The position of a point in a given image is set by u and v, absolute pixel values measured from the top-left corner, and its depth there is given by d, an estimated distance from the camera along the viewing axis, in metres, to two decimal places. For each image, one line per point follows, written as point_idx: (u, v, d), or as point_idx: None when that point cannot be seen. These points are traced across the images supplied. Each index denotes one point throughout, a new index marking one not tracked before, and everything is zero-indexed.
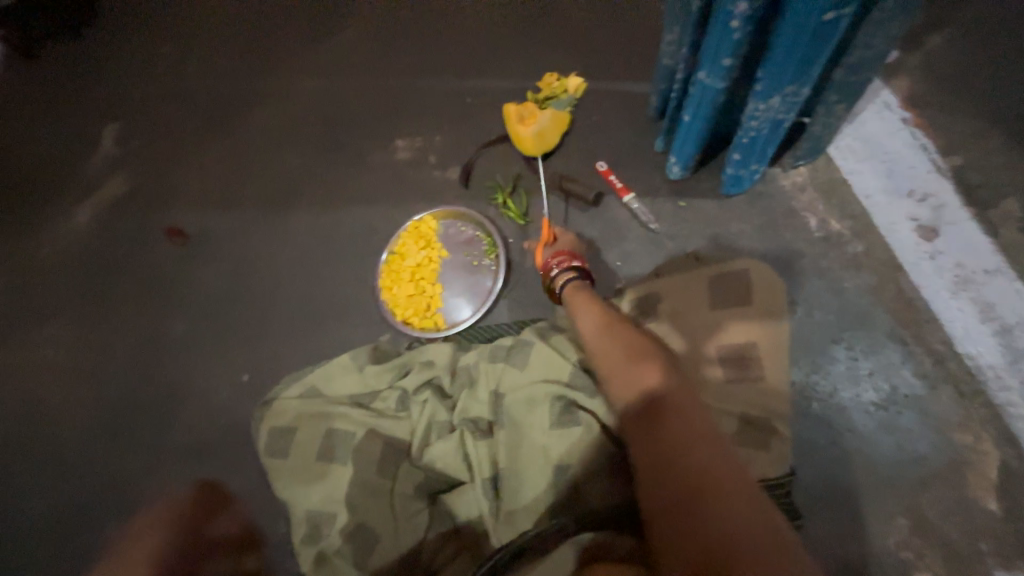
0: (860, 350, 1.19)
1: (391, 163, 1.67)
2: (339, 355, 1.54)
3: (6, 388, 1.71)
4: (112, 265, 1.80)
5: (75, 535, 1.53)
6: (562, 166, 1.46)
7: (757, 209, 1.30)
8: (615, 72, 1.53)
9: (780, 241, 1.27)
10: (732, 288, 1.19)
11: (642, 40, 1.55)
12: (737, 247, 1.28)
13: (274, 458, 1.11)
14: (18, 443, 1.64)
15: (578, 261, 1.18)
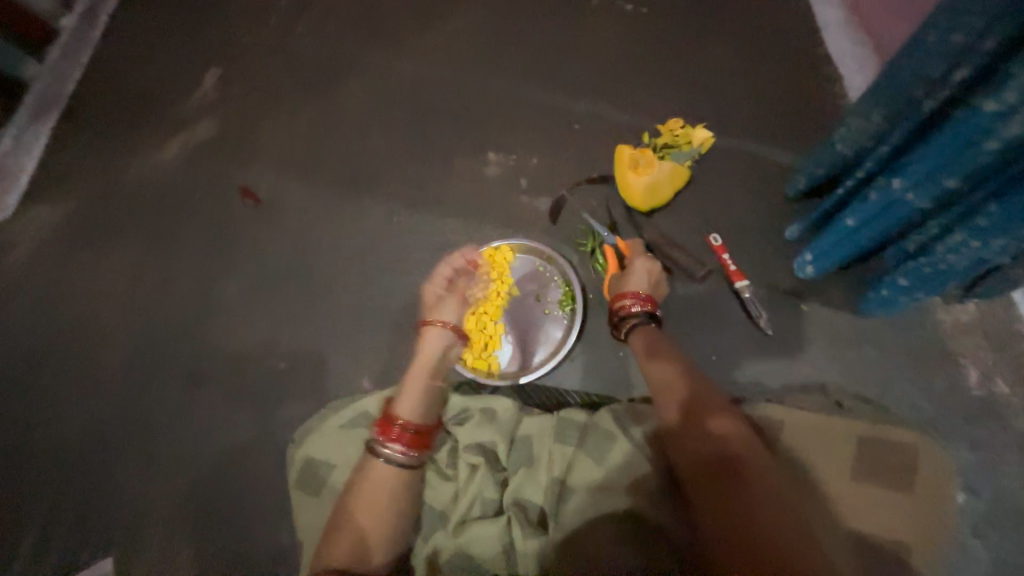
0: (1006, 552, 0.95)
1: (478, 175, 1.55)
2: (377, 369, 1.44)
3: (53, 313, 1.72)
4: (179, 216, 1.79)
5: (84, 476, 1.51)
6: (669, 226, 1.28)
7: (904, 337, 1.06)
8: (748, 134, 1.34)
9: (927, 387, 1.03)
10: (883, 459, 0.93)
11: (788, 104, 1.35)
12: (867, 379, 1.05)
13: (305, 490, 1.05)
14: (57, 366, 1.65)
15: (643, 303, 1.07)
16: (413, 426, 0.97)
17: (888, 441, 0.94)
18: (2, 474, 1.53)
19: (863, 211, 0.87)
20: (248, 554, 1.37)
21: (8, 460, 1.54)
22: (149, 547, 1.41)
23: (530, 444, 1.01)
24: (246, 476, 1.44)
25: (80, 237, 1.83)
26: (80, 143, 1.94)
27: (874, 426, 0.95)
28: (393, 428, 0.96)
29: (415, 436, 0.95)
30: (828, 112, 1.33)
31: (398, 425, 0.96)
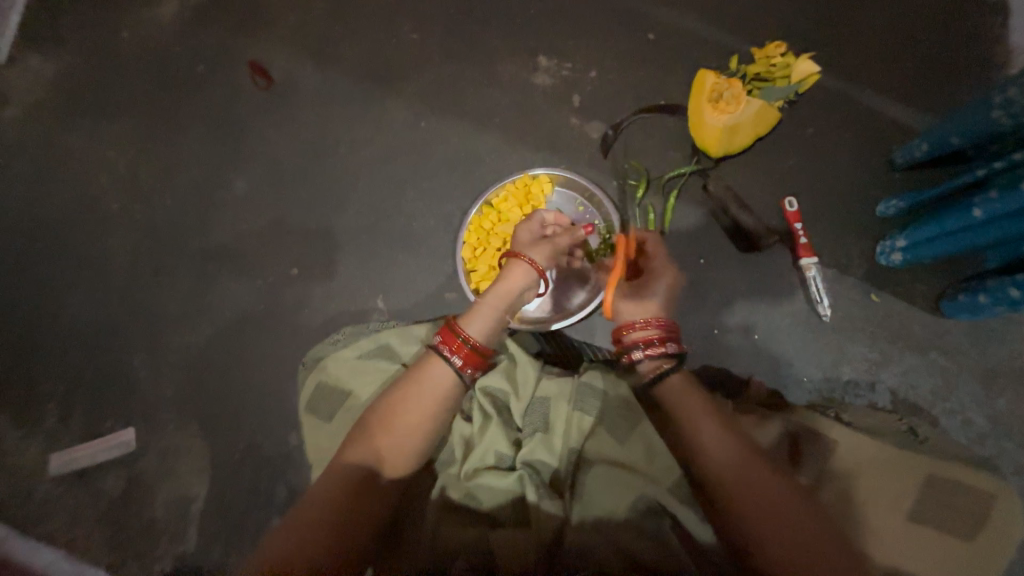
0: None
1: (524, 84, 1.32)
2: (389, 290, 1.36)
3: (65, 180, 1.66)
4: (187, 91, 1.63)
5: (102, 350, 1.54)
6: (739, 179, 1.10)
7: (980, 347, 0.94)
8: (861, 76, 1.09)
9: (988, 404, 0.92)
10: (953, 506, 0.72)
11: (920, 43, 1.08)
12: (922, 384, 0.95)
13: (317, 417, 0.96)
14: (70, 237, 1.63)
15: (663, 345, 0.81)
16: (475, 342, 0.87)
17: (964, 485, 0.72)
18: (23, 334, 1.59)
19: (1009, 203, 0.70)
20: (251, 450, 1.39)
21: (30, 322, 1.59)
22: (160, 425, 1.47)
23: (546, 407, 0.88)
24: (249, 377, 1.43)
25: (85, 102, 1.69)
26: None
27: (945, 464, 0.73)
28: (456, 339, 0.87)
29: (473, 353, 0.86)
30: (971, 58, 1.07)
31: (461, 337, 0.87)
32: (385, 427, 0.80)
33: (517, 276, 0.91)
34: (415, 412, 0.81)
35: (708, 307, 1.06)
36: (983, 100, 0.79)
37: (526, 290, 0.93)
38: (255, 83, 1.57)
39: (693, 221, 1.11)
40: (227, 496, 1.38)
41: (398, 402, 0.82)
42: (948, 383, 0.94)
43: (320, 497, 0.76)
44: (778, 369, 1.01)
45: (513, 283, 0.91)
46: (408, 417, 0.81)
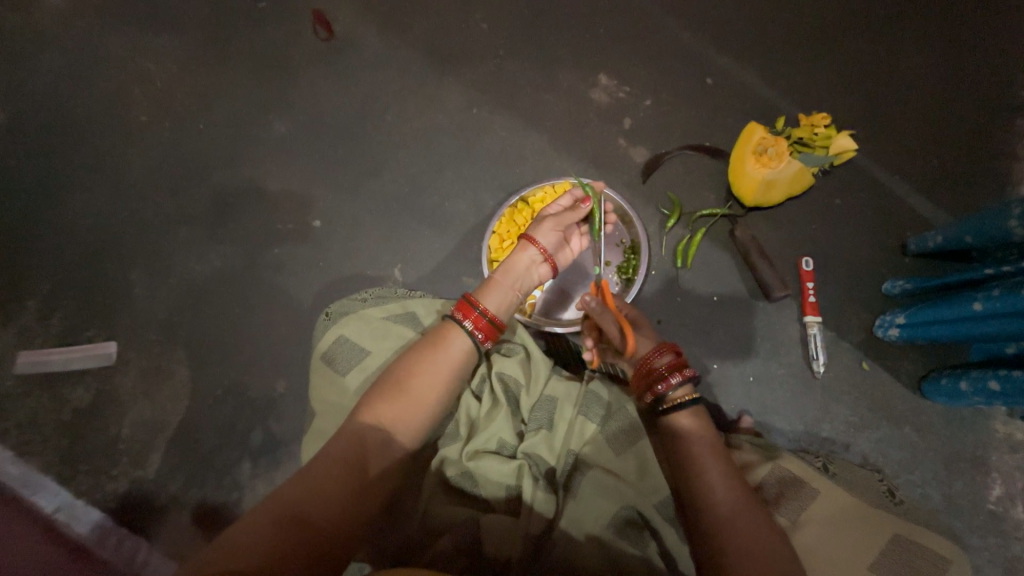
0: None
1: (581, 97, 1.37)
2: (408, 262, 1.37)
3: (99, 80, 1.63)
4: (245, 23, 1.62)
5: (99, 258, 1.51)
6: (764, 231, 1.17)
7: (949, 431, 1.01)
8: (892, 162, 1.18)
9: (944, 483, 0.99)
10: (912, 567, 0.75)
11: (948, 146, 1.18)
12: (890, 454, 1.02)
13: (331, 369, 0.98)
14: (91, 137, 1.59)
15: (677, 375, 0.80)
16: (492, 314, 0.91)
17: (925, 548, 0.76)
18: (20, 222, 1.54)
19: (1006, 303, 0.78)
20: (234, 389, 1.38)
21: (30, 212, 1.55)
22: (143, 345, 1.44)
23: (552, 406, 0.90)
24: (246, 316, 1.42)
25: (137, 9, 1.67)
26: None
27: (909, 525, 0.78)
28: (472, 311, 0.90)
29: (489, 324, 0.90)
30: (994, 168, 1.15)
31: (477, 309, 0.90)
32: (401, 388, 0.82)
33: (522, 253, 0.99)
34: (432, 376, 0.84)
35: (711, 342, 1.12)
36: (1001, 208, 0.86)
37: (533, 267, 1.00)
38: (315, 31, 1.58)
39: (714, 261, 1.17)
40: (200, 429, 1.36)
41: (418, 365, 0.84)
42: (913, 458, 1.01)
43: (329, 451, 0.76)
44: (765, 413, 1.07)
45: (518, 260, 0.98)
46: (425, 380, 0.83)
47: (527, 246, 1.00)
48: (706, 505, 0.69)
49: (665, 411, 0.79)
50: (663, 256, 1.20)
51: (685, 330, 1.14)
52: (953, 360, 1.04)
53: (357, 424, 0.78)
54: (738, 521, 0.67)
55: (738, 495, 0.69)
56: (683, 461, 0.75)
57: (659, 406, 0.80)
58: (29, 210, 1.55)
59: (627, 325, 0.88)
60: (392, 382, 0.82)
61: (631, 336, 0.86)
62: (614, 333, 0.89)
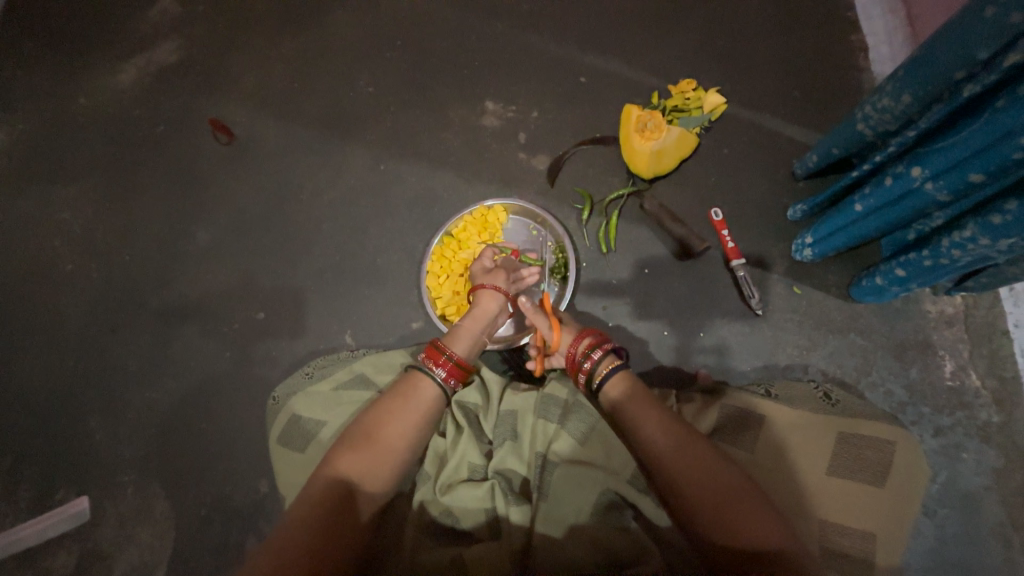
0: (954, 530, 0.96)
1: (475, 127, 1.44)
2: (358, 324, 1.39)
3: (15, 242, 1.64)
4: (146, 149, 1.67)
5: (54, 416, 1.47)
6: (671, 196, 1.23)
7: (889, 326, 1.06)
8: (761, 103, 1.27)
9: (900, 375, 1.03)
10: (863, 459, 0.79)
11: (804, 75, 1.28)
12: (844, 363, 1.06)
13: (288, 448, 0.98)
14: (19, 298, 1.58)
15: (598, 351, 0.87)
16: (459, 356, 0.94)
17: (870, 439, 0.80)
18: None
19: (879, 198, 0.84)
20: (218, 502, 1.34)
21: None
22: (116, 488, 1.39)
23: (514, 419, 0.91)
24: (213, 427, 1.40)
25: (39, 165, 1.70)
26: (40, 62, 1.78)
27: (851, 421, 0.82)
28: (440, 355, 0.92)
29: (458, 365, 0.92)
30: (848, 84, 1.26)
31: (445, 353, 0.92)
32: (371, 438, 0.82)
33: (490, 301, 1.03)
34: (402, 423, 0.85)
35: (655, 312, 1.16)
36: (849, 117, 0.93)
37: (500, 312, 1.05)
38: (215, 137, 1.63)
39: (635, 236, 1.23)
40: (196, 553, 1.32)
41: (387, 415, 0.85)
42: (866, 360, 1.05)
43: (299, 513, 0.75)
44: (723, 362, 1.11)
45: (488, 306, 1.02)
46: (395, 428, 0.84)
47: (493, 293, 1.04)
48: (651, 457, 0.74)
49: (597, 388, 0.85)
50: (588, 246, 1.24)
51: (630, 307, 1.18)
52: (869, 260, 1.10)
53: (327, 479, 0.78)
54: (681, 467, 0.71)
55: (682, 439, 0.74)
56: (626, 431, 0.80)
57: (593, 384, 0.87)
58: None
59: (557, 322, 0.98)
60: (359, 436, 0.82)
61: (558, 331, 0.96)
62: (545, 328, 0.98)
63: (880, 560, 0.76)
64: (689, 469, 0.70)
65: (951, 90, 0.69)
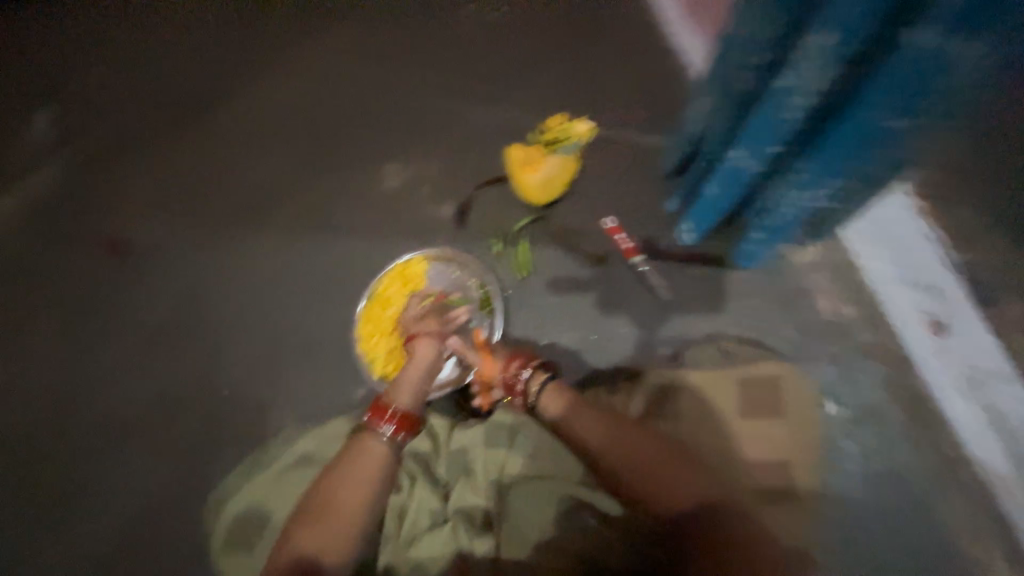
0: (852, 431, 1.17)
1: (382, 189, 1.52)
2: (300, 402, 1.36)
3: None
4: (22, 279, 1.52)
5: None
6: (569, 213, 1.36)
7: (768, 285, 1.24)
8: (624, 120, 1.46)
9: (785, 321, 1.23)
10: None
11: (653, 90, 1.49)
12: (742, 325, 1.23)
13: (239, 547, 0.98)
14: None
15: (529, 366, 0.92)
16: (401, 411, 0.93)
17: None
18: None
19: (721, 180, 1.02)
20: None
21: None
22: None
23: (465, 456, 0.95)
24: (164, 551, 1.29)
25: None
26: None
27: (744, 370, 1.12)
28: (385, 412, 0.92)
29: (403, 418, 0.91)
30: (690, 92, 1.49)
31: (388, 409, 0.92)
32: (324, 507, 0.80)
33: (422, 348, 1.04)
34: (353, 484, 0.83)
35: (584, 317, 1.28)
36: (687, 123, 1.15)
37: (436, 356, 1.06)
38: (108, 249, 1.54)
39: (546, 256, 1.33)
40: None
41: (338, 480, 0.83)
42: (759, 320, 1.23)
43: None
44: (645, 348, 1.24)
45: (423, 353, 1.04)
46: (347, 491, 0.82)
47: (425, 339, 1.06)
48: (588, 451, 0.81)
49: (533, 402, 0.90)
50: (509, 275, 1.34)
51: (560, 321, 1.28)
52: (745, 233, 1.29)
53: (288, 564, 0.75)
54: (611, 451, 0.78)
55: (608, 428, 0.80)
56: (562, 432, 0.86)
57: (530, 400, 0.91)
58: None
59: (488, 353, 1.03)
60: (312, 508, 0.80)
61: (489, 359, 1.00)
62: (478, 361, 1.02)
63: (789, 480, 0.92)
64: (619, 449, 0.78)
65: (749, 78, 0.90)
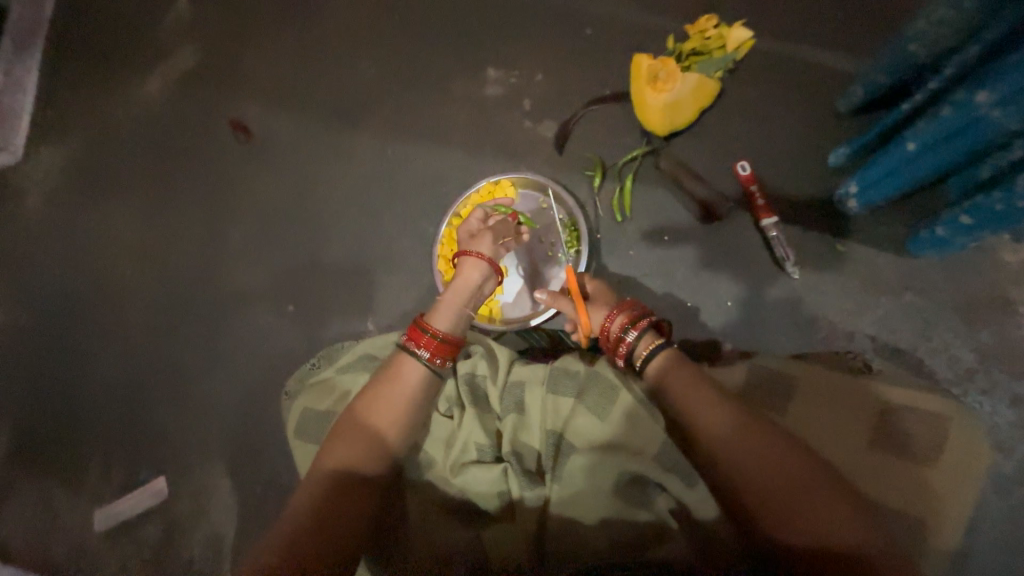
0: (1004, 444, 1.03)
1: (517, 93, 1.38)
2: (388, 310, 1.43)
3: (62, 258, 1.69)
4: (167, 161, 1.68)
5: (122, 422, 1.57)
6: (690, 154, 1.23)
7: (944, 276, 1.08)
8: (784, 44, 1.23)
9: (947, 314, 1.07)
10: (910, 435, 0.83)
11: (824, 10, 1.23)
12: (883, 312, 1.10)
13: (305, 441, 1.02)
14: (68, 321, 1.65)
15: (641, 318, 0.92)
16: (443, 334, 0.97)
17: (915, 410, 0.84)
18: (42, 418, 1.61)
19: None
20: (273, 483, 1.47)
21: (49, 410, 1.61)
22: (192, 474, 1.51)
23: (521, 390, 0.96)
24: (275, 412, 1.50)
25: (84, 184, 1.72)
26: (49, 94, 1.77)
27: (899, 391, 0.85)
28: (423, 335, 0.96)
29: (444, 344, 0.96)
30: (882, 14, 1.20)
31: (428, 332, 0.96)
32: (360, 427, 0.86)
33: (471, 271, 1.05)
34: (387, 409, 0.88)
35: (678, 279, 1.19)
36: (898, 41, 0.89)
37: (484, 282, 1.06)
38: (236, 136, 1.63)
39: (656, 199, 1.23)
40: (267, 505, 1.46)
41: (371, 404, 0.88)
42: (904, 313, 1.09)
43: (298, 506, 0.80)
44: (752, 321, 1.15)
45: (468, 277, 1.04)
46: (382, 416, 0.87)
47: (470, 262, 1.05)
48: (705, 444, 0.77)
49: (639, 367, 0.90)
50: (602, 215, 1.25)
51: (651, 265, 1.21)
52: (925, 209, 1.10)
53: (317, 476, 0.82)
54: (731, 448, 0.75)
55: (728, 418, 0.77)
56: (675, 416, 0.82)
57: (636, 364, 0.90)
58: (47, 409, 1.61)
59: (582, 304, 1.02)
60: (348, 425, 0.86)
61: (584, 313, 1.00)
62: (571, 311, 1.02)
63: (924, 515, 0.80)
64: (734, 448, 0.74)
65: None
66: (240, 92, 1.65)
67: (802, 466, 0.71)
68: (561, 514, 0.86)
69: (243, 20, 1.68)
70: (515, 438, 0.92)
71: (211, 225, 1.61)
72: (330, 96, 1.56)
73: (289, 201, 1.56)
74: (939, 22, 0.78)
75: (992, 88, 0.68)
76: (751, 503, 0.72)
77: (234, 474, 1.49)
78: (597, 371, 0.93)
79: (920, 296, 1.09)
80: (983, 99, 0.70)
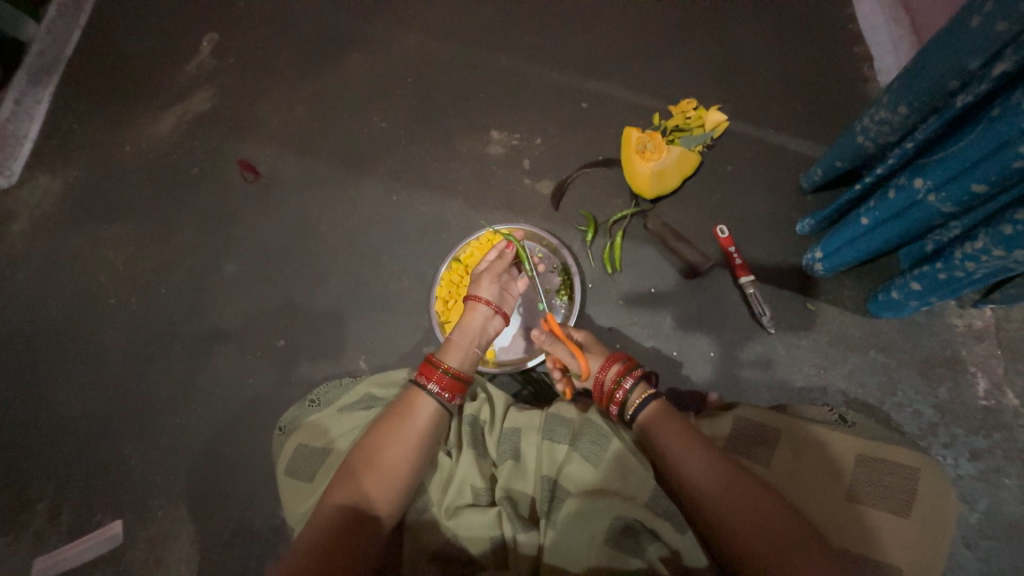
0: (968, 494, 1.08)
1: (517, 152, 1.51)
2: (381, 350, 1.45)
3: (44, 285, 1.66)
4: (171, 195, 1.72)
5: (81, 459, 1.48)
6: (673, 216, 1.35)
7: (902, 333, 1.19)
8: (752, 127, 1.41)
9: (907, 370, 1.16)
10: (885, 485, 0.87)
11: (785, 101, 1.42)
12: (851, 365, 1.18)
13: (297, 478, 1.00)
14: (40, 349, 1.60)
15: (636, 369, 0.98)
16: (455, 370, 1.00)
17: (889, 462, 0.88)
18: None
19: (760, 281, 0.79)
20: (240, 528, 1.38)
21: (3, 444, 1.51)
22: (152, 517, 1.42)
23: (517, 436, 0.98)
24: (251, 451, 1.44)
25: (80, 214, 1.73)
26: (61, 130, 1.83)
27: (870, 444, 0.90)
28: (435, 371, 0.98)
29: (455, 380, 0.98)
30: (834, 107, 1.40)
31: (440, 368, 0.98)
32: (373, 458, 0.87)
33: (476, 314, 1.08)
34: (400, 441, 0.89)
35: (663, 331, 1.27)
36: (847, 133, 1.05)
37: (487, 324, 1.09)
38: (242, 175, 1.70)
39: (643, 254, 1.33)
40: (230, 552, 1.37)
41: (385, 435, 0.89)
42: (870, 366, 1.18)
43: (304, 548, 0.78)
44: (732, 371, 1.22)
45: (471, 321, 1.08)
46: (395, 447, 0.88)
47: (475, 305, 1.09)
48: (686, 485, 0.82)
49: (631, 415, 0.94)
50: (594, 266, 1.35)
51: (637, 317, 1.29)
52: (881, 274, 1.22)
53: (329, 511, 0.81)
54: (709, 489, 0.79)
55: (708, 460, 0.82)
56: (661, 460, 0.87)
57: (627, 414, 0.95)
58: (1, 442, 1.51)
59: (578, 350, 1.05)
60: (361, 457, 0.87)
61: (582, 359, 1.03)
62: (569, 357, 1.05)
63: (889, 557, 0.84)
64: (712, 488, 0.79)
65: (944, 101, 0.79)
66: (253, 136, 1.74)
67: (784, 515, 0.74)
68: (554, 563, 0.85)
69: (263, 72, 1.81)
70: (510, 482, 0.93)
71: (208, 258, 1.63)
72: (340, 143, 1.67)
73: (289, 238, 1.60)
74: (880, 121, 0.92)
75: (927, 177, 0.81)
76: (733, 543, 0.75)
77: (198, 518, 1.40)
78: (591, 417, 0.97)
79: (883, 352, 1.18)
80: (920, 184, 0.82)
